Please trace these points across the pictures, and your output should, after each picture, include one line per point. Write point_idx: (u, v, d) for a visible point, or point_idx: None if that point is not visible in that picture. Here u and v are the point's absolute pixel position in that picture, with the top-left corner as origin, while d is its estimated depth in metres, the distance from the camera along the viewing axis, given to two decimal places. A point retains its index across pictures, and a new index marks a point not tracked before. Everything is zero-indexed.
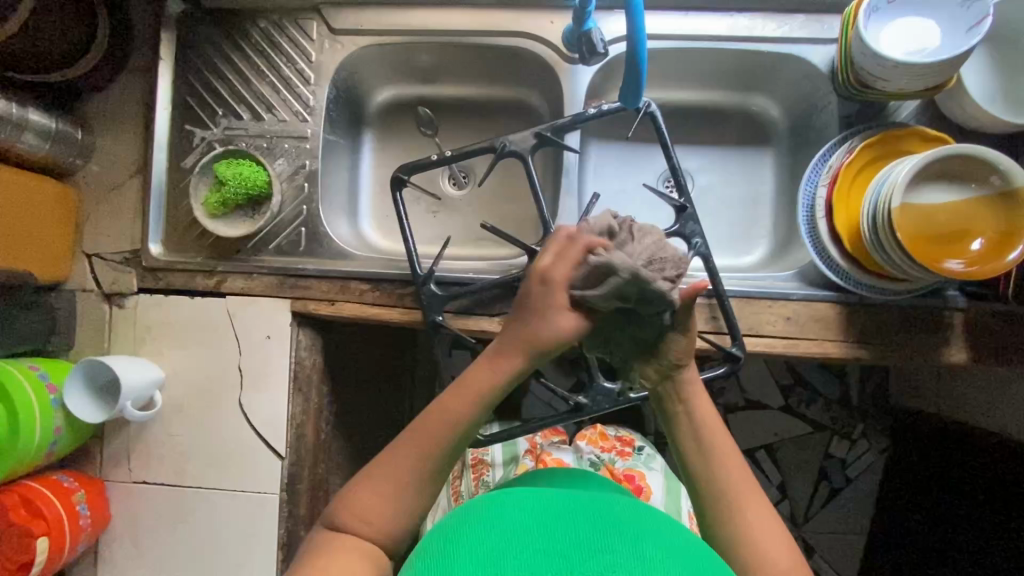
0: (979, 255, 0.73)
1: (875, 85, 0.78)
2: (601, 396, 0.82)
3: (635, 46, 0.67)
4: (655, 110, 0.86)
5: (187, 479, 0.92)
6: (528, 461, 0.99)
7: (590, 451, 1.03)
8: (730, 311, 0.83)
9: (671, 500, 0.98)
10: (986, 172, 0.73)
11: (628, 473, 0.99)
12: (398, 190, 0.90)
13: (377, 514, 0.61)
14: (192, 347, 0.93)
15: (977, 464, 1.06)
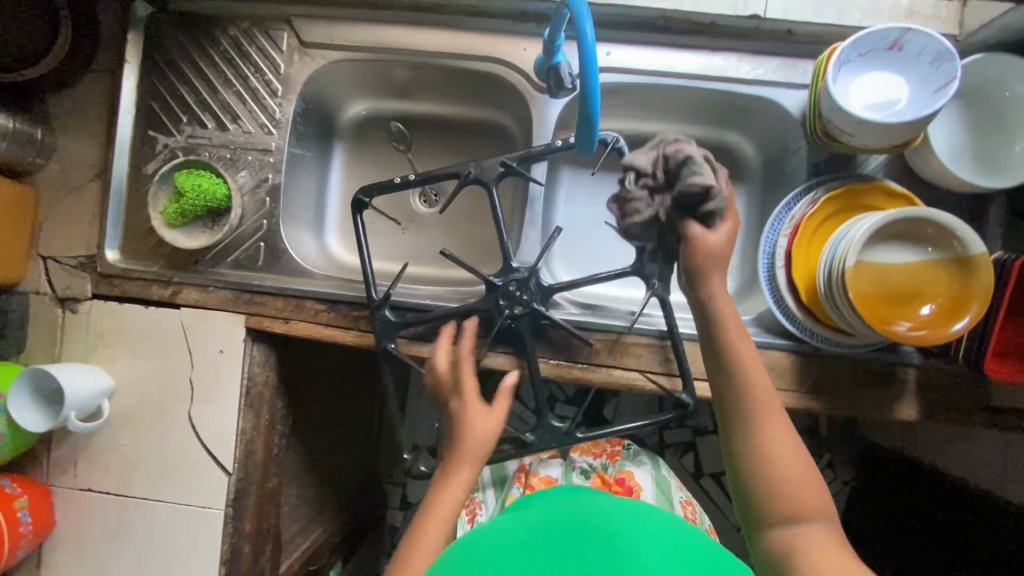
0: (927, 320, 0.72)
1: (840, 138, 0.77)
2: (547, 433, 0.84)
3: (587, 97, 0.62)
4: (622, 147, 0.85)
5: (133, 489, 0.91)
6: (518, 489, 0.95)
7: (581, 459, 0.99)
8: (683, 355, 0.83)
9: (662, 495, 0.95)
10: (943, 237, 0.72)
11: (618, 475, 0.95)
12: (358, 213, 0.87)
13: None
14: (143, 356, 0.92)
15: (928, 511, 1.07)
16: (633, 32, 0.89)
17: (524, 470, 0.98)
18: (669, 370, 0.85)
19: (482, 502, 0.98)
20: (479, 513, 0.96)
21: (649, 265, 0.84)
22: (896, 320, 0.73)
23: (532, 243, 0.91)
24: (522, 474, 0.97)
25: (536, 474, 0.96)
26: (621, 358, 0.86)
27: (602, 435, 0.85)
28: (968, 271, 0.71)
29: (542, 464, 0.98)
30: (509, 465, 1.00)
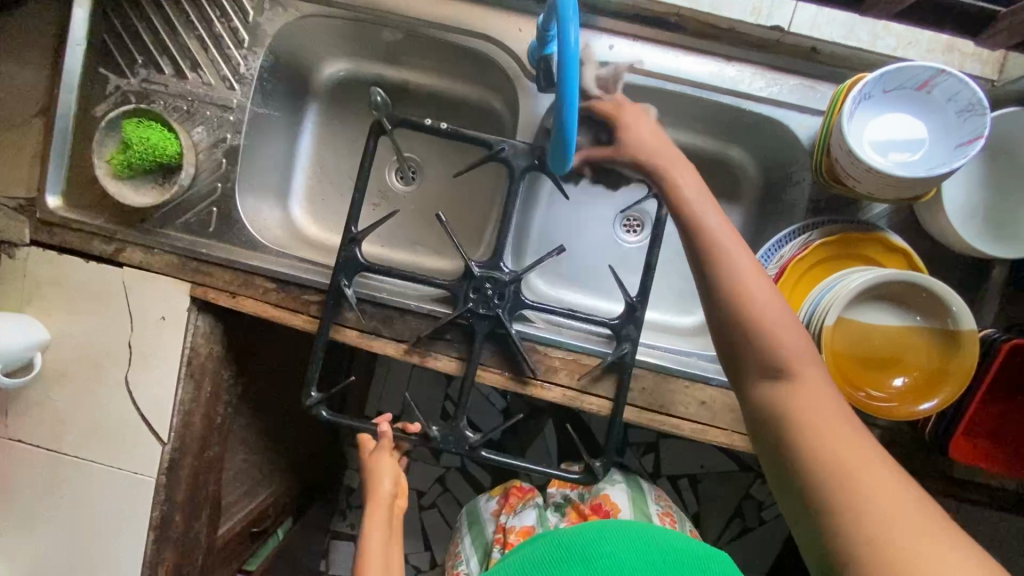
0: (897, 393, 0.68)
1: (846, 182, 0.71)
2: (453, 436, 0.78)
3: (563, 120, 0.58)
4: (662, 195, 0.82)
5: (64, 446, 0.89)
6: (497, 550, 0.92)
7: (557, 495, 0.99)
8: (625, 384, 0.80)
9: (639, 513, 0.94)
10: (937, 307, 0.67)
11: (594, 502, 0.94)
12: (373, 138, 0.80)
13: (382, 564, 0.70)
14: (81, 312, 0.87)
15: None
16: (639, 26, 0.81)
17: (501, 529, 0.94)
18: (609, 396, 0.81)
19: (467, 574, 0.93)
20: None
21: (628, 327, 0.81)
22: (866, 386, 0.69)
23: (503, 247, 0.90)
24: (500, 535, 0.93)
25: (513, 529, 0.92)
26: (579, 380, 0.82)
27: (505, 462, 0.81)
28: (952, 347, 0.67)
29: (515, 517, 0.94)
30: (488, 525, 0.98)
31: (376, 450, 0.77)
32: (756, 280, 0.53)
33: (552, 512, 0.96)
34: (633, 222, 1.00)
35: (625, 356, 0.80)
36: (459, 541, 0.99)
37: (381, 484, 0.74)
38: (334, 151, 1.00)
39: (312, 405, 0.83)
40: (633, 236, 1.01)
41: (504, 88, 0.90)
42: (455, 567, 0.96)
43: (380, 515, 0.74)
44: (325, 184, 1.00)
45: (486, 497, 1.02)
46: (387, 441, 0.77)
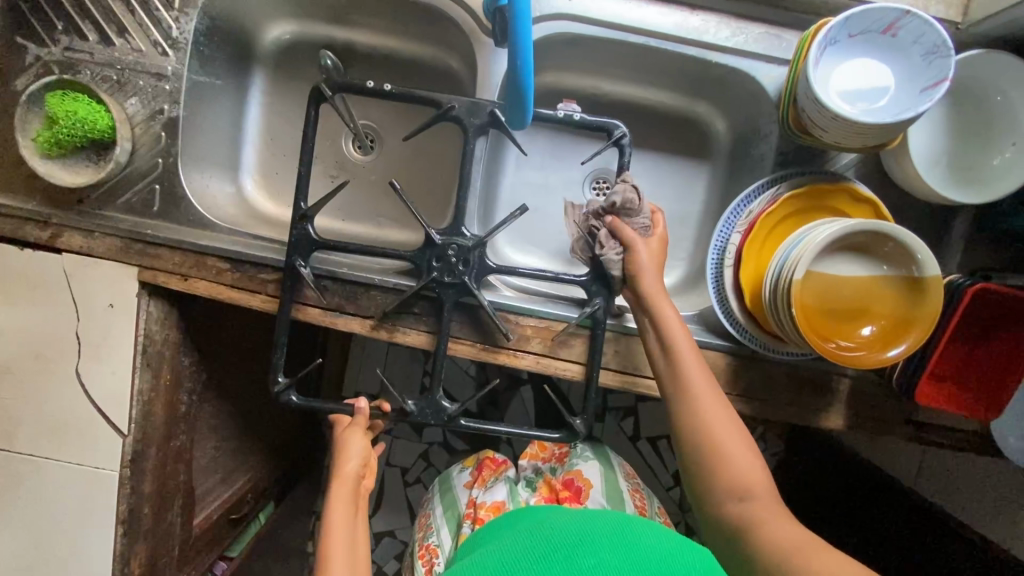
0: (866, 342, 0.68)
1: (813, 132, 0.69)
2: (430, 408, 0.77)
3: (518, 71, 0.56)
4: (626, 143, 0.78)
5: (16, 445, 0.84)
6: (467, 526, 0.93)
7: (528, 468, 1.03)
8: (599, 344, 0.79)
9: (611, 487, 0.97)
10: (901, 254, 0.67)
11: (567, 478, 0.98)
12: (313, 107, 0.74)
13: (343, 540, 0.67)
14: (20, 305, 0.81)
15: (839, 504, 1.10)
16: None
17: (472, 503, 0.96)
18: (585, 361, 0.81)
19: (438, 547, 0.95)
20: (436, 558, 0.93)
21: (597, 285, 0.79)
22: (835, 338, 0.69)
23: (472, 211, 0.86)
24: (470, 509, 0.95)
25: (484, 505, 0.94)
26: (552, 347, 0.81)
27: (484, 428, 0.80)
28: (917, 294, 0.67)
29: (487, 492, 0.96)
30: (459, 498, 1.00)
31: (352, 425, 0.75)
32: (707, 398, 0.69)
33: (524, 487, 0.99)
34: (601, 182, 0.98)
35: (597, 313, 0.79)
36: (431, 512, 1.00)
37: (347, 462, 0.72)
38: (285, 121, 0.95)
39: (282, 391, 0.80)
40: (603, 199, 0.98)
41: (462, 46, 0.85)
42: (426, 539, 0.97)
43: (343, 495, 0.70)
44: (279, 156, 0.95)
45: (458, 469, 1.04)
46: (363, 418, 0.76)
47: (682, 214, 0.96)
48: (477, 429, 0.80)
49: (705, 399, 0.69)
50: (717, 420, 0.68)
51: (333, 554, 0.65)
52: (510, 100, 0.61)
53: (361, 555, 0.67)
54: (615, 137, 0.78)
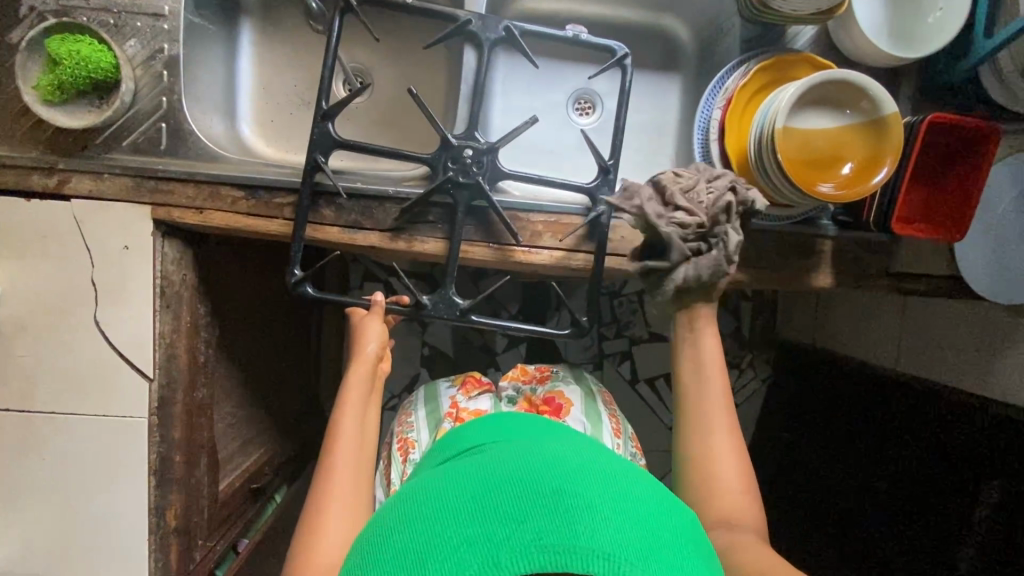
0: (847, 178, 0.76)
1: (772, 4, 0.79)
2: (443, 303, 0.80)
3: None
4: (628, 64, 0.85)
5: (36, 403, 0.83)
6: (448, 424, 0.93)
7: (508, 387, 1.00)
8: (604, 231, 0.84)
9: (591, 409, 0.96)
10: (860, 98, 0.76)
11: (548, 396, 0.97)
12: (339, 16, 0.79)
13: (353, 420, 0.73)
14: (32, 258, 0.81)
15: (852, 416, 1.29)
16: None
17: (454, 406, 0.96)
18: (591, 249, 0.86)
19: (416, 442, 0.95)
20: (413, 451, 0.93)
21: (603, 186, 0.84)
22: (817, 181, 0.77)
23: (461, 115, 0.89)
24: (452, 410, 0.95)
25: (466, 409, 0.95)
26: (564, 239, 0.85)
27: (488, 323, 0.85)
28: (881, 133, 0.76)
29: (470, 400, 0.97)
30: (443, 402, 0.98)
31: (368, 316, 0.79)
32: (722, 445, 0.77)
33: (505, 404, 0.99)
34: (584, 103, 1.05)
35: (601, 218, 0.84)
36: (413, 411, 0.99)
37: (366, 346, 0.76)
38: (277, 71, 0.99)
39: (298, 283, 0.82)
40: (586, 117, 1.05)
41: None
42: (404, 433, 0.97)
43: (361, 374, 0.76)
44: (275, 105, 0.99)
45: (445, 384, 1.02)
46: (381, 309, 0.79)
47: (662, 122, 1.04)
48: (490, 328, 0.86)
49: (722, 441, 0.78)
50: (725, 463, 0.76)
51: (343, 427, 0.71)
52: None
53: (368, 436, 0.74)
54: (618, 56, 0.84)
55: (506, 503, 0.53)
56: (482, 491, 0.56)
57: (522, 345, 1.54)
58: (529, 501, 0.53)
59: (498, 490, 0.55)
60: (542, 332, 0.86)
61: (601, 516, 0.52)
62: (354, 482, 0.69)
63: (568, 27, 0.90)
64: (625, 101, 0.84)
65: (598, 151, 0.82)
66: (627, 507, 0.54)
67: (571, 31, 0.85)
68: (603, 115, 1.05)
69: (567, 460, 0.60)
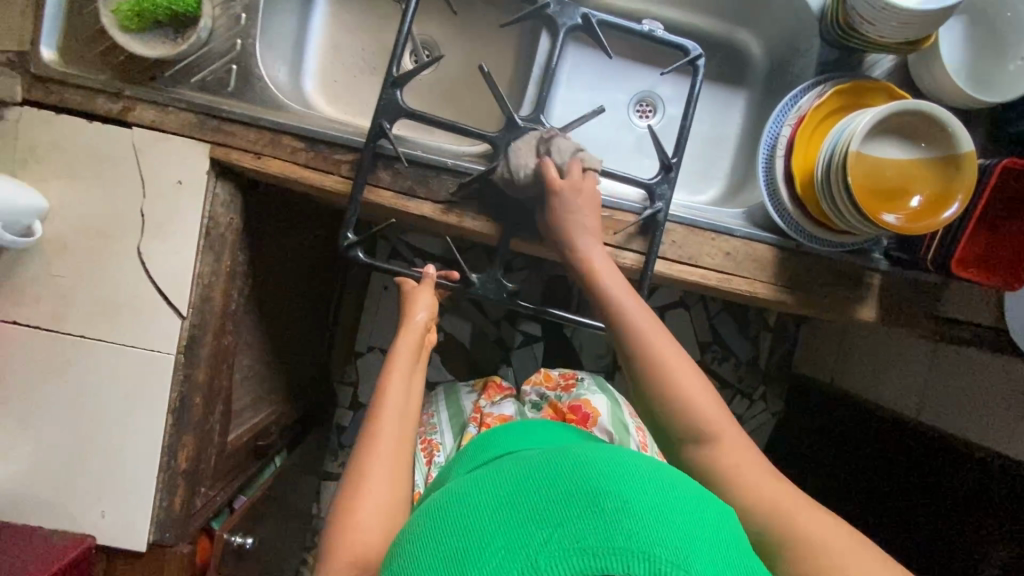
0: (916, 211, 0.75)
1: (860, 28, 0.78)
2: (491, 283, 0.82)
3: None
4: (700, 66, 0.84)
5: (67, 324, 0.83)
6: (472, 428, 0.91)
7: (532, 392, 1.00)
8: (660, 231, 0.83)
9: (617, 418, 0.94)
10: (936, 131, 0.75)
11: (574, 404, 0.94)
12: None
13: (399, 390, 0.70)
14: (84, 179, 0.81)
15: (866, 460, 1.27)
16: None
17: (478, 411, 0.94)
18: (639, 250, 0.85)
19: (440, 444, 0.93)
20: (437, 453, 0.91)
21: (661, 187, 0.84)
22: (884, 211, 0.75)
23: (529, 99, 0.89)
24: (476, 415, 0.93)
25: (490, 414, 0.92)
26: (615, 235, 0.85)
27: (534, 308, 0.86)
28: (954, 168, 0.74)
29: (494, 405, 0.95)
30: (465, 406, 0.99)
31: (419, 286, 0.78)
32: (667, 349, 0.70)
33: (529, 409, 0.97)
34: (645, 106, 1.04)
35: (657, 217, 0.84)
36: (435, 415, 0.99)
37: (416, 314, 0.75)
38: (346, 33, 0.99)
39: (350, 246, 0.81)
40: (646, 120, 1.04)
41: None
42: (427, 436, 0.96)
43: (410, 342, 0.74)
44: (339, 66, 0.99)
45: (466, 389, 1.04)
46: (431, 280, 0.79)
47: (720, 135, 1.03)
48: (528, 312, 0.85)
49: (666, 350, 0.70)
50: (679, 371, 0.68)
51: (388, 394, 0.69)
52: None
53: (413, 406, 0.71)
54: (691, 56, 0.83)
55: (544, 509, 0.52)
56: (517, 493, 0.55)
57: (537, 344, 1.54)
58: (566, 509, 0.51)
59: (534, 494, 0.54)
60: (583, 324, 0.87)
61: (642, 517, 0.50)
62: (396, 451, 0.67)
63: (646, 22, 0.90)
64: (693, 103, 0.83)
65: (662, 150, 0.82)
66: (669, 505, 0.52)
67: (651, 28, 0.84)
68: (664, 120, 1.04)
69: (603, 458, 0.58)
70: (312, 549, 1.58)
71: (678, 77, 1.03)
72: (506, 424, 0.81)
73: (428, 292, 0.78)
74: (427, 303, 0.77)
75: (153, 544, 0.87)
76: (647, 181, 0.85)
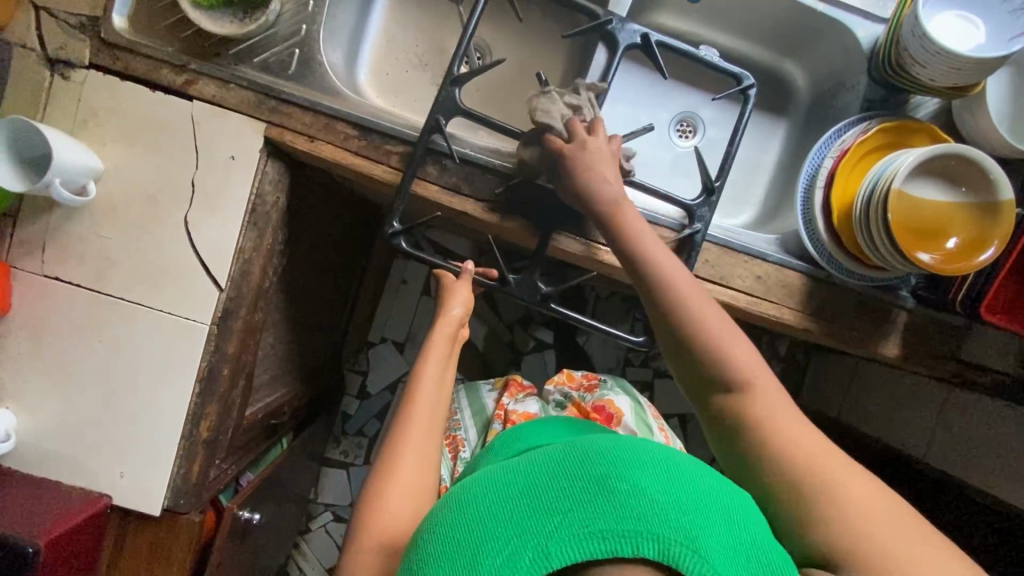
0: (951, 253, 0.77)
1: (910, 70, 0.80)
2: (527, 285, 0.83)
3: None
4: (751, 95, 0.86)
5: (107, 286, 0.84)
6: (496, 425, 0.93)
7: (556, 392, 1.02)
8: (698, 250, 0.85)
9: (639, 419, 0.97)
10: (978, 176, 0.77)
11: (597, 404, 0.96)
12: None
13: (429, 378, 0.73)
14: (140, 146, 0.83)
15: None
16: None
17: (502, 409, 0.95)
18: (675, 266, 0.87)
19: (464, 440, 0.95)
20: (462, 449, 0.93)
21: (702, 208, 0.85)
22: (922, 249, 0.77)
23: None
24: (500, 412, 0.94)
25: (515, 411, 0.93)
26: None
27: (568, 315, 0.87)
28: (992, 214, 0.76)
29: (518, 403, 0.95)
30: (488, 403, 1.00)
31: (457, 280, 0.80)
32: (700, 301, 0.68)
33: (553, 408, 0.99)
34: (686, 127, 1.06)
35: (697, 237, 0.85)
36: (457, 411, 1.00)
37: (453, 307, 0.77)
38: (402, 29, 1.01)
39: (394, 235, 0.83)
40: (686, 140, 1.06)
41: None
42: (451, 431, 0.97)
43: (444, 333, 0.76)
44: (392, 60, 1.01)
45: (488, 386, 1.04)
46: (470, 276, 0.80)
47: (758, 162, 1.05)
48: (563, 316, 0.87)
49: (699, 302, 0.68)
50: (719, 327, 0.66)
51: (421, 384, 0.72)
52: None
53: (444, 398, 0.74)
54: (744, 86, 0.86)
55: (561, 492, 0.53)
56: (532, 477, 0.55)
57: (548, 352, 1.55)
58: (580, 495, 0.52)
59: (548, 478, 0.55)
60: (613, 335, 0.89)
61: (656, 506, 0.50)
62: (425, 440, 0.70)
63: (700, 46, 0.92)
64: (742, 129, 0.85)
65: (706, 170, 0.84)
66: (682, 491, 0.52)
67: (705, 51, 0.86)
68: (704, 141, 1.06)
69: (623, 444, 0.57)
70: (306, 533, 1.58)
71: (721, 101, 1.05)
72: (531, 423, 0.82)
73: (464, 285, 0.80)
74: (467, 297, 0.79)
75: (167, 509, 0.88)
76: (688, 201, 0.87)
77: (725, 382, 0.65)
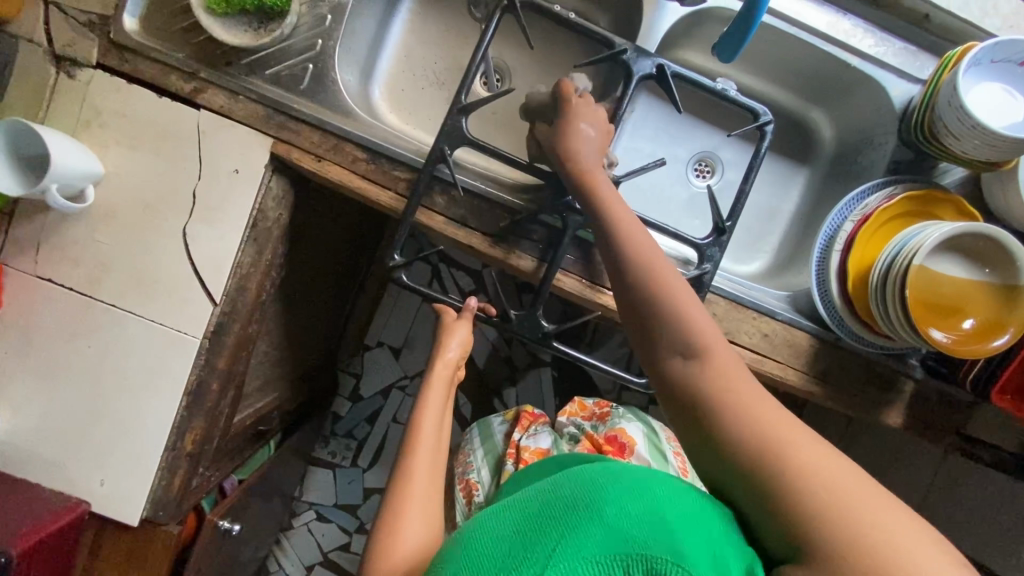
0: (966, 335, 0.74)
1: (942, 139, 0.77)
2: (528, 322, 0.81)
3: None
4: (767, 132, 0.82)
5: (100, 291, 0.83)
6: (509, 464, 0.90)
7: (569, 424, 0.99)
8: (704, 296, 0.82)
9: (654, 449, 0.94)
10: (1000, 258, 0.75)
11: (610, 433, 0.94)
12: (501, 15, 0.77)
13: (427, 417, 0.75)
14: (143, 153, 0.81)
15: None
16: None
17: (514, 446, 0.93)
18: None
19: (478, 483, 0.92)
20: (477, 492, 0.90)
21: (711, 249, 0.82)
22: (938, 329, 0.74)
23: None
24: (512, 450, 0.92)
25: (527, 448, 0.92)
26: None
27: (568, 355, 0.85)
28: (1012, 299, 0.74)
29: (530, 437, 0.94)
30: (499, 440, 0.98)
31: (458, 319, 0.81)
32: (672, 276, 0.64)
33: (566, 440, 0.96)
34: (704, 167, 1.03)
35: (704, 277, 0.82)
36: (469, 451, 0.98)
37: (448, 350, 0.79)
38: (422, 44, 0.99)
39: (395, 267, 0.81)
40: (703, 180, 1.03)
41: (618, 4, 0.91)
42: (465, 476, 0.94)
43: (442, 375, 0.79)
44: (409, 74, 0.98)
45: (498, 419, 1.02)
46: (471, 314, 0.81)
47: (776, 210, 1.02)
48: (563, 353, 0.84)
49: (667, 273, 0.64)
50: (683, 297, 0.62)
51: (423, 423, 0.73)
52: (735, 20, 0.74)
53: (442, 438, 0.75)
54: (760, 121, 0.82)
55: (552, 515, 0.54)
56: (525, 512, 0.56)
57: (545, 371, 1.53)
58: (569, 517, 0.52)
59: (539, 511, 0.55)
60: (614, 376, 0.86)
61: (643, 526, 0.50)
62: (427, 487, 0.70)
63: (720, 80, 0.88)
64: (755, 169, 0.82)
65: (717, 208, 0.81)
66: (660, 504, 0.54)
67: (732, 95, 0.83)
68: (721, 183, 1.03)
69: (614, 472, 0.59)
70: (288, 530, 1.57)
71: (742, 143, 1.02)
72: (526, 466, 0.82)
73: (461, 326, 0.81)
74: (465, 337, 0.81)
75: (146, 520, 0.86)
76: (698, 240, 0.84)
77: (685, 354, 0.59)
